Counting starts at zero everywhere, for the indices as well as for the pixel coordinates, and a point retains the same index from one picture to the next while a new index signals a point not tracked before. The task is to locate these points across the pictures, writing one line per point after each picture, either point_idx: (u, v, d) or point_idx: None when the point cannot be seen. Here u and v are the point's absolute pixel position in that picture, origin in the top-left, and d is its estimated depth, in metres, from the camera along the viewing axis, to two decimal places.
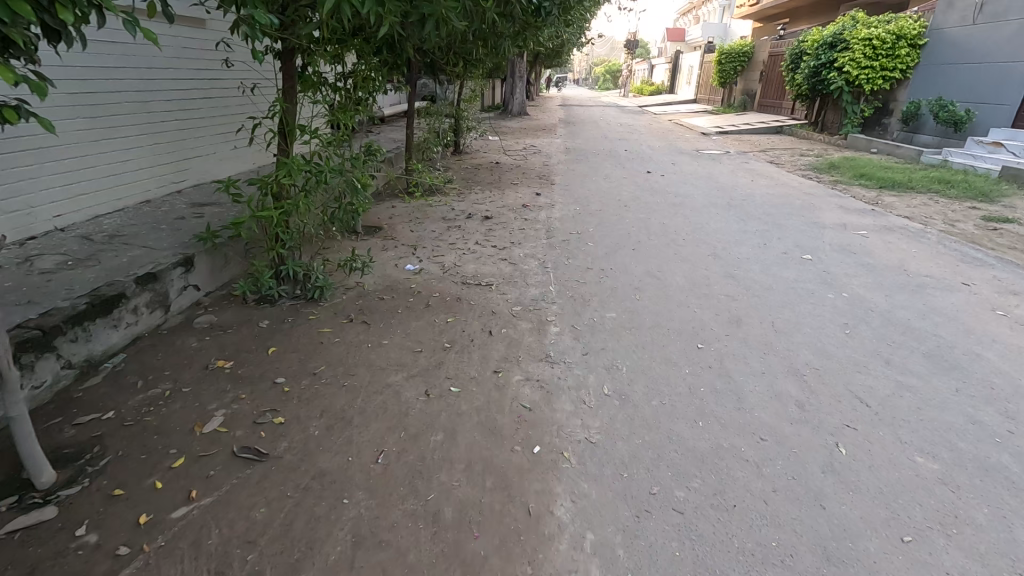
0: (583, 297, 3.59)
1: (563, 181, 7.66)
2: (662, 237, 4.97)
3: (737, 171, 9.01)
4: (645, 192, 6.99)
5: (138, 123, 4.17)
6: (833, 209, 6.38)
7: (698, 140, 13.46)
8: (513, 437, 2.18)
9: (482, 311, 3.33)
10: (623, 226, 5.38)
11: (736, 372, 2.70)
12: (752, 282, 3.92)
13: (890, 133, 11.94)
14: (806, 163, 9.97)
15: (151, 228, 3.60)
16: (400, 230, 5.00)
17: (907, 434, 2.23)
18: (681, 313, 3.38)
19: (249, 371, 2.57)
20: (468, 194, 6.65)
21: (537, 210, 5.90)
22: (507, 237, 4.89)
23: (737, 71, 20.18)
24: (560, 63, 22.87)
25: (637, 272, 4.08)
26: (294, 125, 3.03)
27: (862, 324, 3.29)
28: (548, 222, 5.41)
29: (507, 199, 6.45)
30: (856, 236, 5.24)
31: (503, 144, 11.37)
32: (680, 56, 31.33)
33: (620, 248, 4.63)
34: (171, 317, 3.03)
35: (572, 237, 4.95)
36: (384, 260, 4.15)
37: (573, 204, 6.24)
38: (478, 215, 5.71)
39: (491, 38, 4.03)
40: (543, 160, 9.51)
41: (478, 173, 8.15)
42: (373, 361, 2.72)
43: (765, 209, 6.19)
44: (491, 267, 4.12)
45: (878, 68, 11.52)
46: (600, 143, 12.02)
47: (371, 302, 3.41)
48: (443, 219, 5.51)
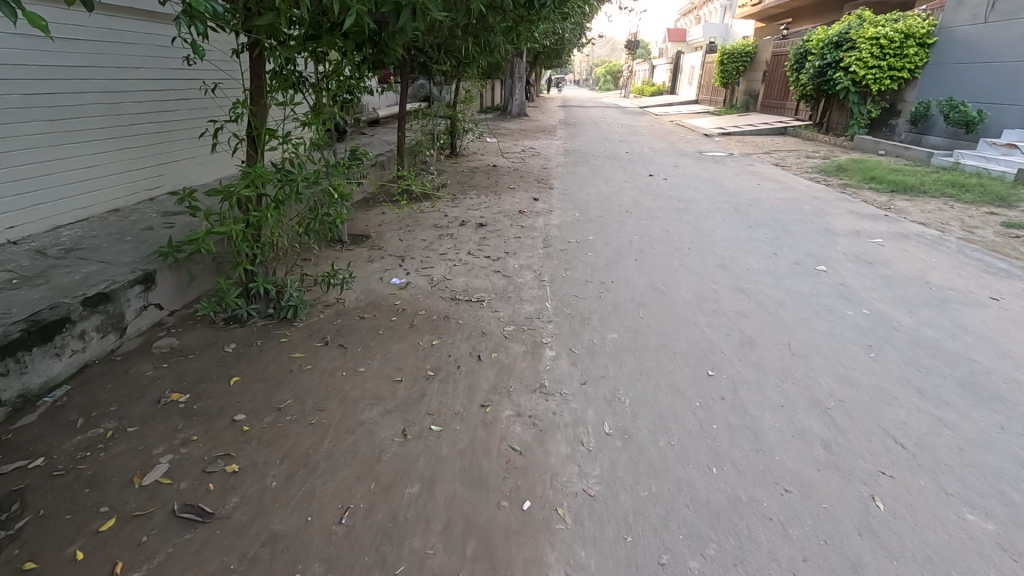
0: (582, 315, 3.31)
1: (563, 185, 7.38)
2: (666, 246, 4.69)
3: (742, 174, 8.72)
4: (647, 196, 6.71)
5: (106, 126, 3.89)
6: (844, 215, 6.10)
7: (700, 142, 13.17)
8: (500, 488, 1.90)
9: (471, 332, 3.05)
10: (625, 233, 5.09)
11: (753, 405, 2.41)
12: (765, 296, 3.63)
13: (898, 134, 11.66)
14: (812, 166, 9.68)
15: (114, 240, 3.33)
16: (389, 239, 4.72)
17: (952, 484, 1.94)
18: (689, 333, 3.10)
19: (206, 406, 2.30)
20: (462, 200, 6.37)
21: (534, 217, 5.62)
22: (502, 246, 4.62)
23: (739, 71, 19.91)
24: (560, 63, 22.62)
25: (640, 285, 3.79)
26: (263, 129, 2.75)
27: (887, 345, 3.01)
28: (546, 230, 5.13)
29: (503, 205, 6.17)
30: (872, 245, 4.95)
31: (501, 146, 11.10)
32: (681, 57, 31.05)
33: (621, 259, 4.35)
34: (127, 340, 2.76)
35: (570, 246, 4.67)
36: (368, 273, 3.87)
37: (573, 209, 5.96)
38: (473, 222, 5.43)
39: (481, 32, 3.73)
40: (541, 163, 9.23)
41: (474, 176, 7.88)
42: (346, 393, 2.43)
43: (773, 215, 5.91)
44: (483, 280, 3.84)
45: (885, 68, 11.23)
46: (600, 145, 11.74)
47: (350, 322, 3.13)
48: (435, 226, 5.23)
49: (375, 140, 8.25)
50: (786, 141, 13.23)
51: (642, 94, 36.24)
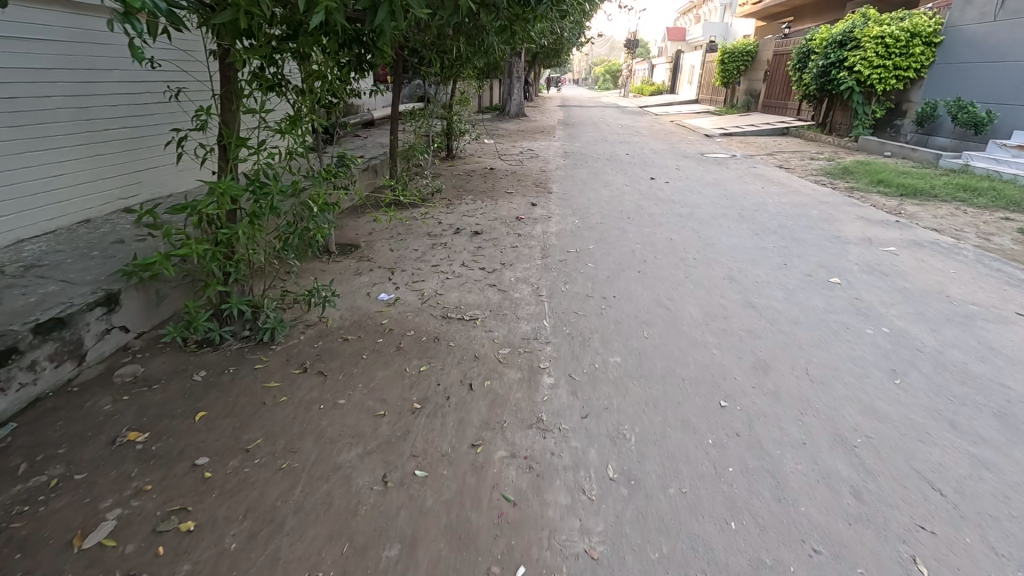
0: (582, 335, 3.09)
1: (562, 189, 7.16)
2: (670, 256, 4.47)
3: (746, 176, 8.50)
4: (649, 201, 6.49)
5: (77, 131, 3.66)
6: (853, 221, 5.88)
7: (701, 143, 12.94)
8: (490, 550, 1.67)
9: (463, 356, 2.82)
10: (627, 242, 4.87)
11: (771, 443, 2.19)
12: (777, 313, 3.41)
13: (903, 135, 11.45)
14: (817, 168, 9.46)
15: (79, 255, 3.09)
16: (378, 249, 4.49)
17: (1001, 542, 1.72)
18: (697, 356, 2.87)
19: (166, 448, 2.07)
20: (457, 205, 6.15)
21: (532, 224, 5.39)
22: (498, 257, 4.39)
23: (741, 70, 19.69)
24: (560, 63, 22.38)
25: (643, 301, 3.57)
26: (233, 138, 2.52)
27: (912, 369, 2.78)
28: (544, 238, 4.91)
29: (500, 211, 5.94)
30: (885, 254, 4.73)
31: (499, 148, 10.87)
32: (681, 56, 30.83)
33: (624, 270, 4.12)
34: (87, 368, 2.53)
35: (569, 256, 4.45)
36: (355, 288, 3.65)
37: (572, 216, 5.73)
38: (468, 229, 5.20)
39: (473, 31, 3.49)
40: (540, 165, 8.99)
41: (470, 180, 7.65)
42: (323, 430, 2.20)
43: (780, 221, 5.69)
44: (477, 295, 3.62)
45: (891, 67, 11.00)
46: (600, 146, 11.51)
47: (332, 345, 2.90)
48: (428, 235, 5.00)
49: (368, 143, 8.01)
50: (788, 142, 13.01)
51: (642, 93, 36.02)
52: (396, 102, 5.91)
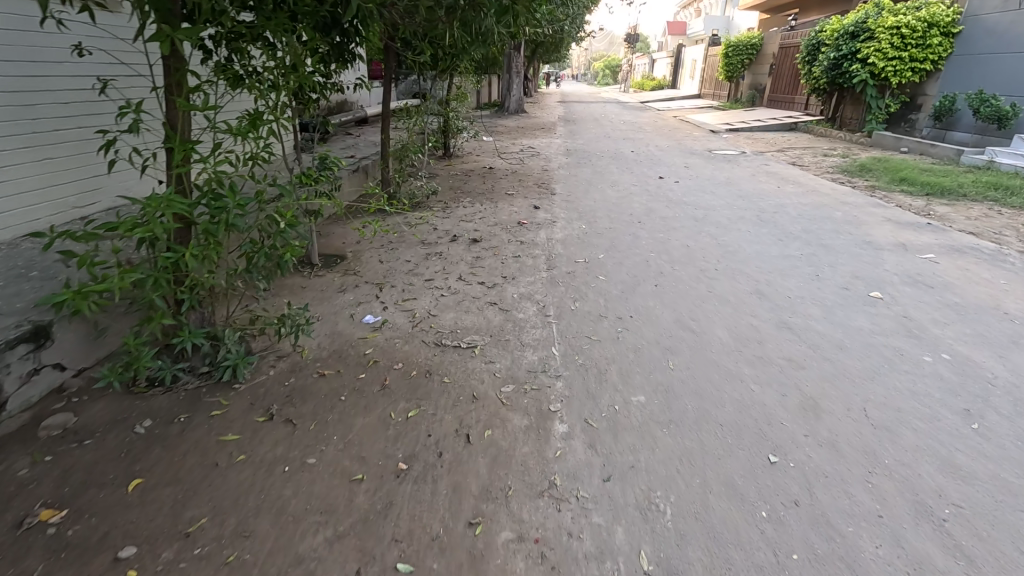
0: (597, 367, 2.66)
1: (566, 190, 6.73)
2: (689, 266, 4.05)
3: (758, 175, 8.08)
4: (660, 203, 6.06)
5: (22, 133, 3.22)
6: (882, 223, 5.47)
7: (707, 139, 12.51)
8: None
9: (459, 396, 2.39)
10: (640, 250, 4.45)
11: (839, 517, 1.78)
12: (818, 336, 2.99)
13: (919, 130, 11.01)
14: (832, 165, 9.04)
15: (14, 276, 2.67)
16: (366, 261, 4.06)
17: None
18: (734, 393, 2.45)
19: (85, 534, 1.65)
20: (455, 209, 5.73)
21: (536, 230, 4.97)
22: (498, 269, 3.97)
23: (745, 64, 19.23)
24: (560, 57, 21.90)
25: (663, 322, 3.14)
26: (177, 140, 2.07)
27: (989, 409, 2.36)
28: (548, 247, 4.48)
29: (500, 215, 5.52)
30: (924, 262, 4.31)
31: (498, 145, 10.42)
32: (682, 51, 30.34)
33: (640, 284, 3.70)
34: (8, 418, 2.11)
35: (577, 268, 4.03)
36: (337, 310, 3.22)
37: (578, 220, 5.31)
38: (466, 236, 4.79)
39: (469, 14, 3.03)
40: (541, 164, 8.55)
41: (469, 181, 7.23)
42: (285, 504, 1.78)
43: (803, 225, 5.27)
44: (475, 316, 3.19)
45: (906, 59, 10.52)
46: (603, 144, 11.09)
47: (306, 383, 2.47)
48: (421, 243, 4.57)
49: (360, 142, 7.57)
50: (797, 138, 12.58)
51: (642, 88, 35.56)
52: (388, 98, 5.47)
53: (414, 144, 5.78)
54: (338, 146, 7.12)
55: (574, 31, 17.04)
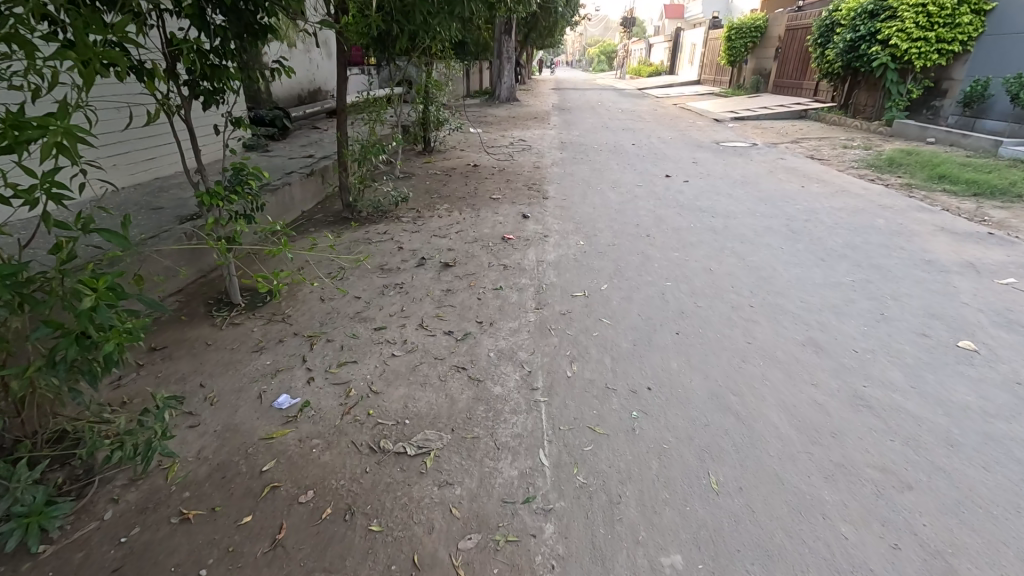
0: (606, 493, 1.78)
1: (560, 193, 5.83)
2: (718, 303, 3.18)
3: (777, 171, 7.19)
4: (669, 209, 5.18)
5: None
6: (936, 233, 4.60)
7: (712, 129, 11.60)
8: None
9: (391, 566, 1.52)
10: (651, 277, 3.58)
11: None
12: (913, 424, 2.12)
13: (943, 118, 10.13)
14: (855, 158, 8.16)
15: None
16: (303, 300, 3.16)
17: None
18: (818, 547, 1.59)
19: None
20: (428, 219, 4.83)
21: (523, 249, 4.08)
22: (472, 310, 3.08)
23: (748, 48, 18.20)
24: (552, 42, 20.83)
25: (695, 400, 2.27)
26: None
27: None
28: (538, 275, 3.60)
29: (482, 227, 4.63)
30: (1007, 289, 3.45)
31: (485, 138, 9.48)
32: (681, 35, 29.20)
33: (657, 333, 2.83)
34: None
35: (574, 307, 3.13)
36: (242, 386, 2.32)
37: (574, 234, 4.43)
38: (436, 258, 3.89)
39: None
40: (532, 160, 7.63)
41: (449, 181, 6.32)
42: None
43: (843, 237, 4.41)
44: (434, 392, 2.30)
45: (933, 39, 9.66)
46: (602, 135, 10.15)
47: (153, 540, 1.58)
48: (378, 270, 3.66)
49: (325, 137, 6.64)
50: (809, 127, 11.69)
51: (640, 74, 34.45)
52: (344, 86, 4.47)
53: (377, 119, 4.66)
54: (298, 144, 6.17)
55: (569, 12, 15.96)
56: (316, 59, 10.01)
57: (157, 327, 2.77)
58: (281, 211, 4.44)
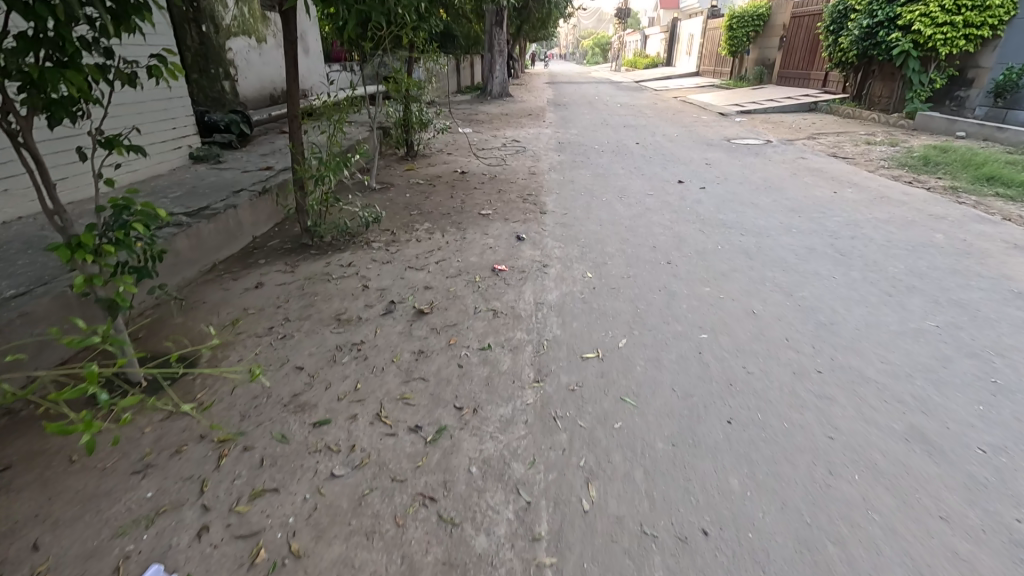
0: None
1: (561, 205, 5.06)
2: (774, 369, 2.42)
3: (800, 174, 6.43)
4: (689, 227, 4.41)
5: None
6: (1012, 252, 3.86)
7: (719, 125, 10.84)
8: None
9: None
10: (680, 325, 2.82)
11: None
12: None
13: (970, 110, 9.43)
14: (882, 155, 7.43)
15: None
16: (225, 376, 2.39)
17: None
18: None
19: None
20: (403, 244, 4.06)
21: (518, 285, 3.32)
22: (449, 386, 2.31)
23: (750, 37, 17.38)
24: (547, 34, 20.00)
25: (777, 558, 1.52)
26: None
27: None
28: (537, 325, 2.83)
29: (468, 253, 3.86)
30: None
31: (476, 140, 8.68)
32: (678, 25, 28.32)
33: (702, 423, 2.07)
34: None
35: (585, 377, 2.37)
36: (97, 545, 1.55)
37: (580, 262, 3.68)
38: (408, 302, 3.11)
39: None
40: (528, 165, 6.84)
41: (433, 192, 5.54)
42: None
43: (903, 261, 3.67)
44: (383, 553, 1.53)
45: (960, 24, 8.89)
46: (602, 133, 9.35)
47: None
48: (333, 322, 2.88)
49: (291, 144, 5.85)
50: (822, 120, 10.92)
51: (638, 66, 33.50)
52: (294, 85, 3.65)
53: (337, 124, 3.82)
54: (258, 153, 5.38)
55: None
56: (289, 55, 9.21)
57: (12, 430, 2.00)
58: (222, 241, 3.67)
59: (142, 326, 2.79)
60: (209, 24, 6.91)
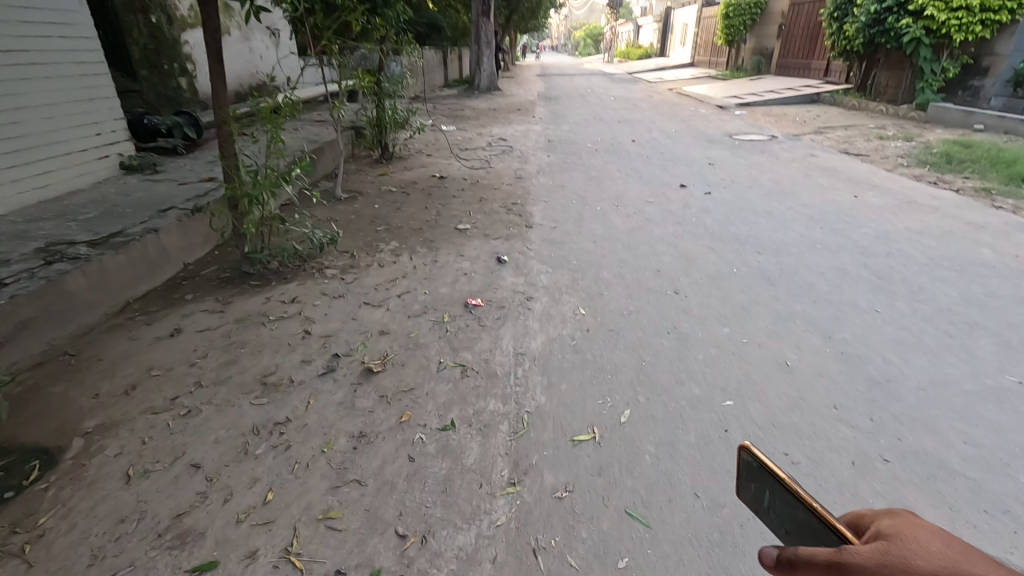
0: None
1: (549, 217, 4.44)
2: (826, 458, 1.83)
3: (813, 174, 5.86)
4: (697, 243, 3.81)
5: None
6: None
7: (718, 118, 10.24)
8: None
9: None
10: (697, 387, 2.21)
11: None
12: None
13: (984, 100, 8.89)
14: (899, 151, 6.86)
15: None
16: (92, 482, 1.77)
17: None
18: None
19: None
20: (363, 270, 3.44)
21: (495, 327, 2.73)
22: (392, 495, 1.70)
23: (748, 26, 16.72)
24: (537, 23, 19.26)
25: None
26: None
27: None
28: (516, 388, 2.23)
29: (438, 281, 3.26)
30: None
31: (459, 139, 8.03)
32: (672, 13, 27.56)
33: (744, 559, 1.48)
34: None
35: (576, 476, 1.76)
36: None
37: (571, 292, 3.08)
38: (356, 355, 2.48)
39: None
40: (514, 167, 6.23)
41: (405, 201, 4.93)
42: None
43: (954, 285, 3.10)
44: None
45: (977, 8, 8.38)
46: (596, 129, 8.72)
47: None
48: (257, 388, 2.26)
49: None
50: (827, 113, 10.33)
51: (631, 57, 32.73)
52: (221, 88, 3.04)
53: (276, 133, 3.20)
54: (206, 160, 4.74)
55: None
56: (257, 48, 8.53)
57: None
58: (137, 274, 3.03)
59: (7, 399, 2.18)
60: (158, 14, 6.22)
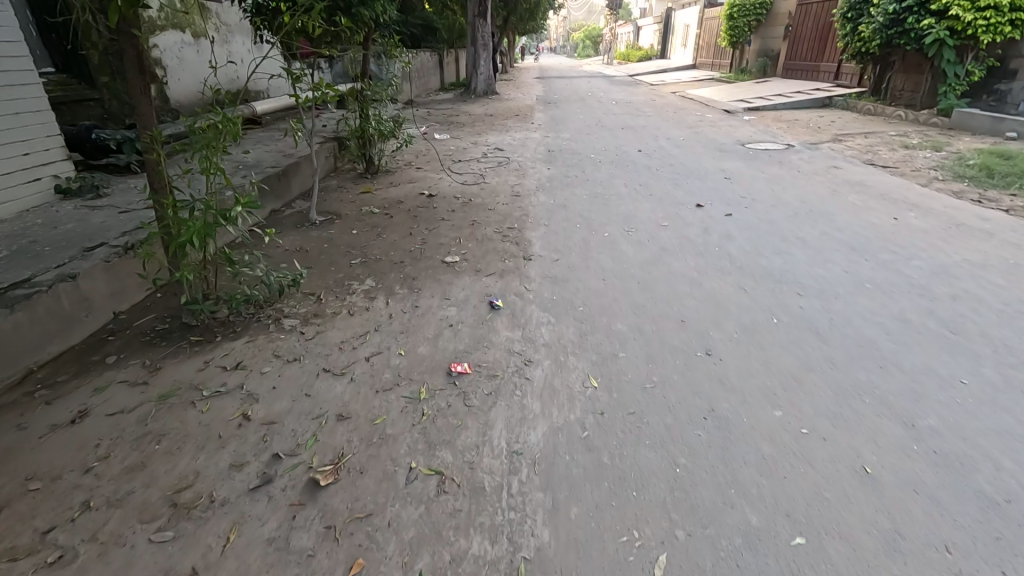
0: None
1: (550, 246, 3.87)
2: None
3: (841, 190, 5.29)
4: (725, 281, 3.24)
5: None
6: None
7: (728, 124, 9.68)
8: None
9: None
10: (754, 514, 1.64)
11: None
12: None
13: (1012, 104, 8.31)
14: (930, 163, 6.30)
15: None
16: None
17: None
18: None
19: None
20: (327, 320, 2.86)
21: (485, 409, 2.15)
22: None
23: (751, 26, 16.17)
24: (535, 25, 18.71)
25: None
26: None
27: None
28: (512, 515, 1.65)
29: (416, 337, 2.68)
30: None
31: (451, 149, 7.46)
32: (672, 14, 26.99)
33: None
34: None
35: None
36: None
37: (579, 354, 2.50)
38: (300, 456, 1.90)
39: None
40: (510, 182, 5.66)
41: (387, 226, 4.34)
42: None
43: None
44: None
45: (1005, 7, 7.84)
46: (598, 137, 8.15)
47: None
48: (162, 513, 1.68)
49: None
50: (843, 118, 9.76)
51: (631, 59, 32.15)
52: (147, 108, 2.53)
53: (217, 159, 2.63)
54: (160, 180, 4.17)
55: None
56: (236, 51, 8.01)
57: None
58: (45, 333, 2.46)
59: None
60: None
